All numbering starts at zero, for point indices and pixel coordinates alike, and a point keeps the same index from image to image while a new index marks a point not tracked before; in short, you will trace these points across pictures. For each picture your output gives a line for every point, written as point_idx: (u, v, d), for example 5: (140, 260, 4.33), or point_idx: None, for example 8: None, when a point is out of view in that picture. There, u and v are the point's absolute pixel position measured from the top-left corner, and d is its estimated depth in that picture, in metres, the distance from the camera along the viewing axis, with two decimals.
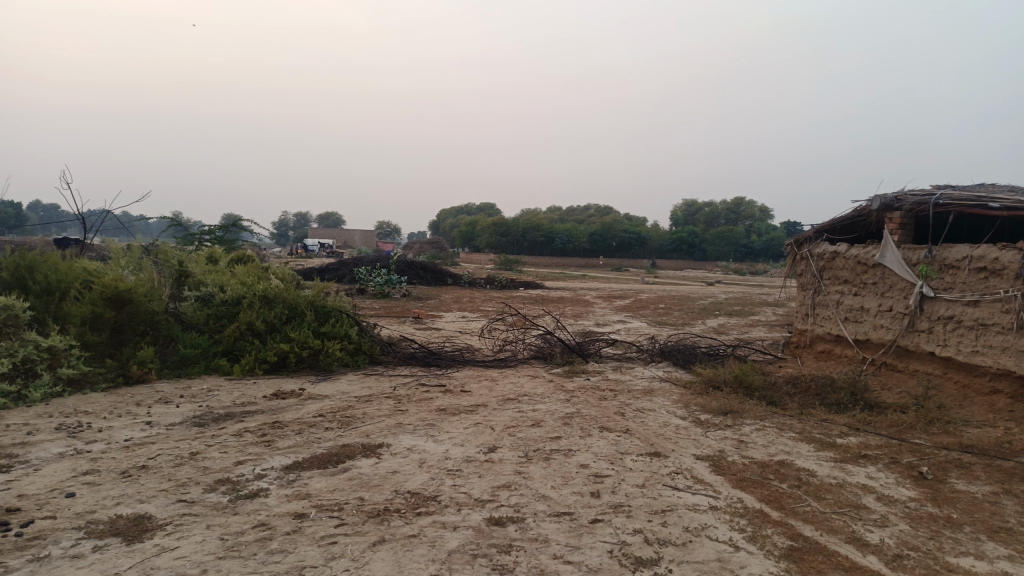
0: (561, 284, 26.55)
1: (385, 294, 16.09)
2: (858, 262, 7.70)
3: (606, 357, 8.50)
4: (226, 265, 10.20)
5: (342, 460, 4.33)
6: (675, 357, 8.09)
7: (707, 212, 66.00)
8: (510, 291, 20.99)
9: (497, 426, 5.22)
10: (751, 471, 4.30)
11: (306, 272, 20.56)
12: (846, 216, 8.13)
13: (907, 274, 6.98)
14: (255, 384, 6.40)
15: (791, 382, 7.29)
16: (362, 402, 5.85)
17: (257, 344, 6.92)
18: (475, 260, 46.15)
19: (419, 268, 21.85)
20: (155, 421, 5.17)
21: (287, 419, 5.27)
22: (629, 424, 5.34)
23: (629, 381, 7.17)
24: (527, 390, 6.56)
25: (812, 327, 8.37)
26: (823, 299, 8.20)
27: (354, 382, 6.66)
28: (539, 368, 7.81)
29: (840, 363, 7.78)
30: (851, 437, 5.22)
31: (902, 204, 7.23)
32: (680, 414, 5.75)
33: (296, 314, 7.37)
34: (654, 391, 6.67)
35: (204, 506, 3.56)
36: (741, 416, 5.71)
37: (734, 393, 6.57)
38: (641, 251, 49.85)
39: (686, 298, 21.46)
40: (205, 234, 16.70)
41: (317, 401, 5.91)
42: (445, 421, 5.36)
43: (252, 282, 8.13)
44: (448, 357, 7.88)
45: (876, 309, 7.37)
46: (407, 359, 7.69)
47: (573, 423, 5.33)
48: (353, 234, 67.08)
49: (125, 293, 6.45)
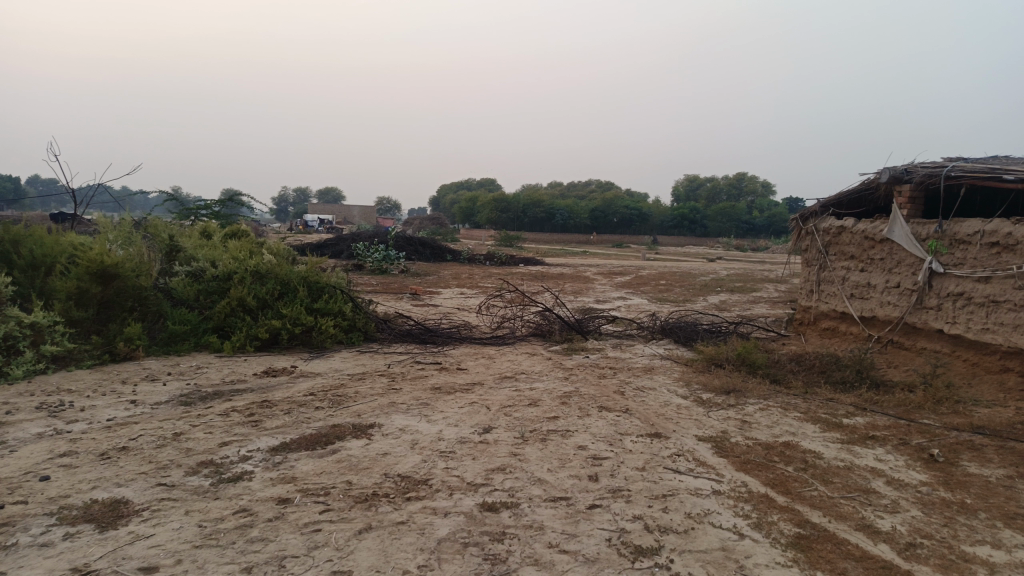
0: (561, 260, 26.32)
1: (382, 270, 15.88)
2: (865, 237, 7.49)
3: (606, 334, 8.33)
4: (219, 240, 9.99)
5: (331, 441, 4.17)
6: (677, 335, 7.92)
7: (709, 188, 65.57)
8: (510, 267, 20.80)
9: (493, 405, 5.05)
10: (756, 453, 4.14)
11: (304, 247, 20.34)
12: (853, 190, 7.90)
13: (916, 250, 6.78)
14: (245, 362, 6.23)
15: (796, 360, 7.13)
16: (355, 380, 5.68)
17: (248, 321, 6.75)
18: (475, 236, 45.88)
19: (418, 244, 21.61)
20: (140, 400, 5.00)
21: (277, 398, 5.10)
22: (629, 404, 5.17)
23: (629, 358, 7.01)
24: (525, 368, 6.39)
25: (816, 304, 8.19)
26: (828, 275, 8.01)
27: (347, 360, 6.49)
28: (538, 345, 7.64)
29: (845, 341, 7.61)
30: (858, 417, 5.06)
31: (912, 177, 6.99)
32: (681, 393, 5.58)
33: (288, 290, 7.18)
34: (655, 369, 6.51)
35: (184, 490, 3.41)
36: (744, 395, 5.54)
37: (737, 372, 6.41)
38: (642, 228, 49.55)
39: (688, 275, 21.25)
40: (201, 209, 16.45)
41: (308, 379, 5.74)
42: (439, 400, 5.20)
43: (244, 257, 7.93)
44: (445, 334, 7.71)
45: (883, 285, 7.18)
46: (403, 336, 7.52)
47: (571, 403, 5.17)
48: (353, 210, 66.64)
49: (112, 267, 6.27)
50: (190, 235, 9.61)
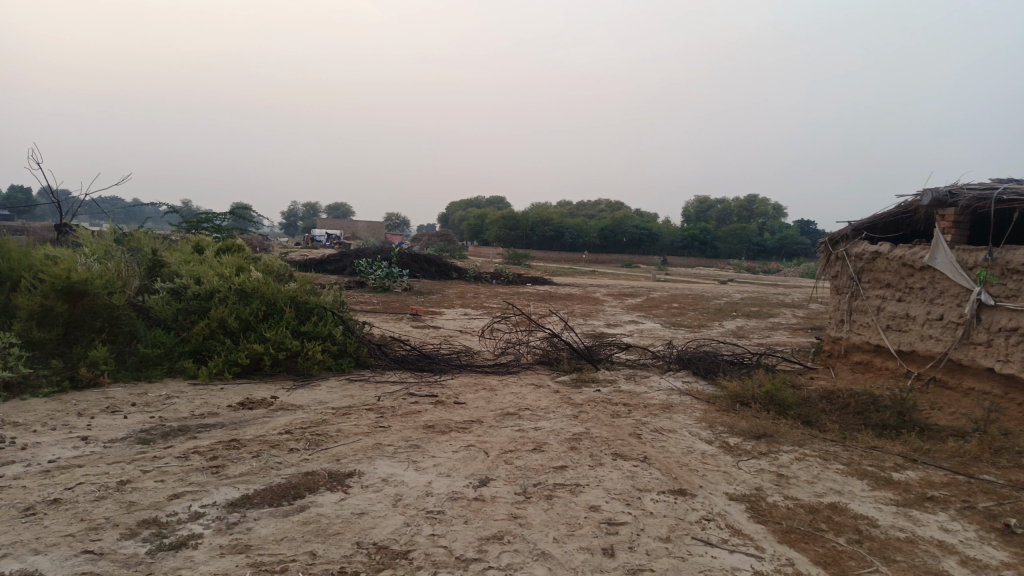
0: (570, 280, 25.67)
1: (385, 287, 15.29)
2: (903, 264, 6.88)
3: (618, 363, 7.72)
4: (209, 255, 9.44)
5: (301, 494, 3.57)
6: (695, 367, 7.30)
7: (719, 209, 65.04)
8: (517, 287, 20.24)
9: (492, 450, 4.45)
10: (799, 520, 3.51)
11: (305, 262, 19.79)
12: (889, 213, 7.29)
13: (963, 280, 6.16)
14: (221, 391, 5.65)
15: (827, 399, 6.50)
16: (340, 415, 5.08)
17: (228, 344, 6.18)
18: (483, 254, 45.37)
19: (422, 261, 21.05)
20: (93, 436, 4.42)
21: (247, 436, 4.51)
22: (647, 451, 4.56)
23: (644, 393, 6.39)
24: (529, 403, 5.79)
25: (846, 335, 7.56)
26: (861, 304, 7.39)
27: (334, 390, 5.90)
28: (544, 376, 7.04)
29: (881, 377, 6.98)
30: (909, 471, 4.43)
31: (958, 200, 6.38)
32: (705, 439, 4.96)
33: (274, 311, 6.60)
34: (673, 406, 5.89)
35: (111, 561, 2.81)
36: (777, 442, 4.92)
37: (765, 412, 5.78)
38: (652, 248, 48.91)
39: (700, 298, 20.58)
40: (201, 223, 15.94)
41: (287, 413, 5.15)
42: (432, 441, 4.60)
43: (230, 274, 7.36)
44: (444, 361, 7.12)
45: (924, 317, 6.56)
46: (398, 363, 6.94)
47: (582, 448, 4.56)
48: (360, 226, 66.36)
49: (80, 284, 5.71)
50: (179, 251, 9.09)
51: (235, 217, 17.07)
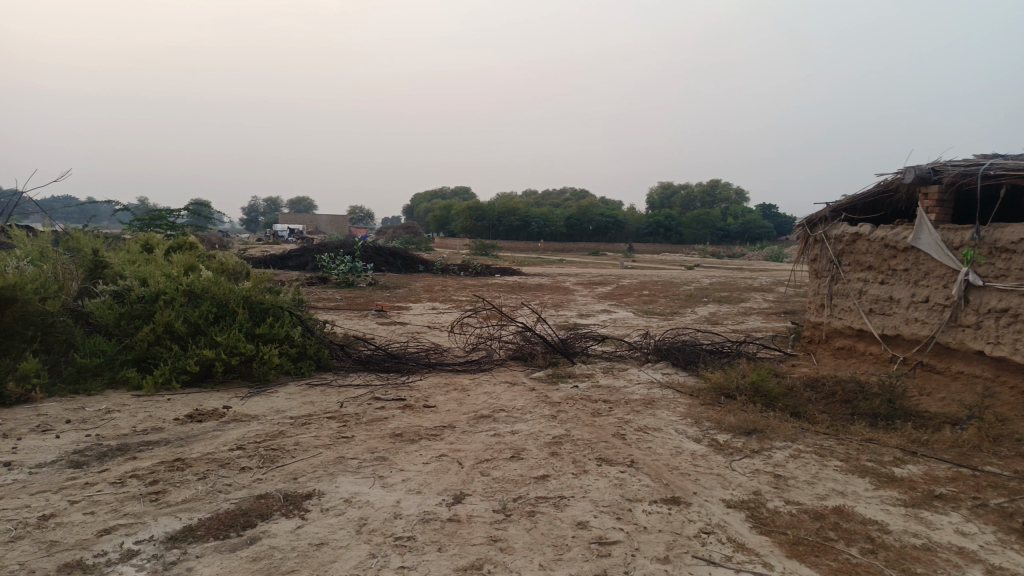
0: (539, 270, 25.33)
1: (349, 283, 14.77)
2: (885, 245, 6.65)
3: (594, 356, 7.39)
4: (159, 254, 8.85)
5: (252, 523, 3.16)
6: (675, 358, 7.01)
7: (683, 195, 65.30)
8: (484, 278, 19.86)
9: (467, 459, 4.08)
10: (805, 528, 3.21)
11: (266, 258, 19.14)
12: (869, 193, 7.06)
13: (949, 260, 5.94)
14: (168, 403, 5.19)
15: (812, 388, 6.26)
16: (298, 425, 4.66)
17: (176, 350, 5.70)
18: (450, 245, 44.86)
19: (387, 255, 20.51)
20: (17, 460, 3.93)
21: (194, 454, 4.07)
22: (633, 454, 4.23)
23: (624, 388, 6.07)
24: (504, 403, 5.43)
25: (827, 320, 7.33)
26: (841, 287, 7.15)
27: (293, 397, 5.47)
28: (518, 372, 6.67)
29: (864, 362, 6.77)
30: (911, 466, 4.17)
31: (942, 177, 6.16)
32: (693, 437, 4.65)
33: (226, 313, 6.11)
34: (655, 402, 5.57)
35: None
36: (768, 437, 4.63)
37: (752, 404, 5.50)
38: (618, 235, 48.85)
39: (670, 284, 20.41)
40: (154, 220, 15.19)
41: (240, 426, 4.71)
42: (400, 452, 4.21)
43: (179, 274, 6.85)
44: (412, 360, 6.72)
45: (909, 300, 6.34)
46: (361, 364, 6.51)
47: (564, 453, 4.21)
48: (322, 219, 65.29)
49: (7, 290, 5.18)
50: (125, 250, 8.51)
51: (193, 214, 16.30)
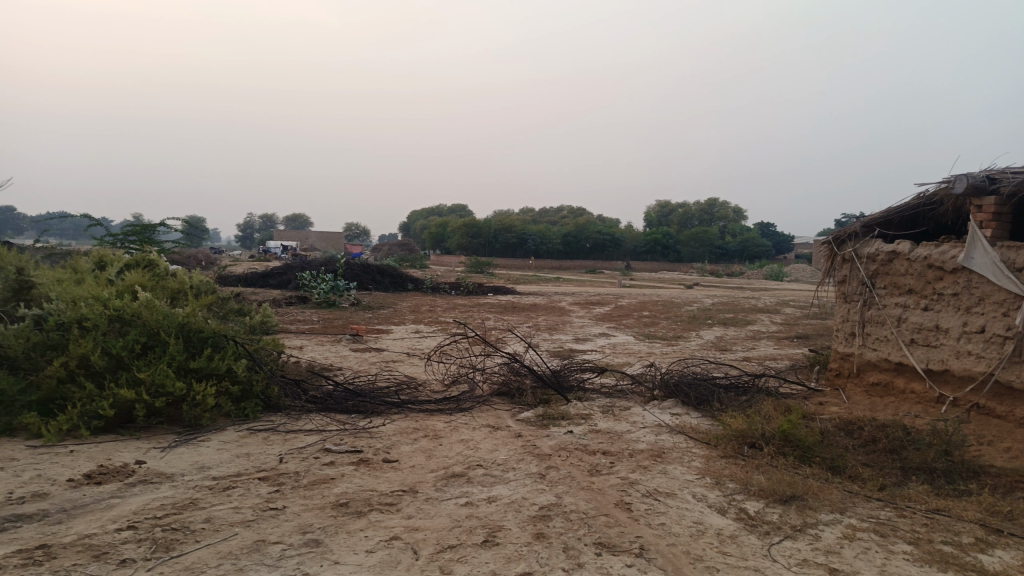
0: (534, 289, 24.47)
1: (329, 302, 13.81)
2: (929, 265, 5.74)
3: (591, 392, 6.44)
4: (108, 271, 7.90)
5: None
6: (685, 397, 6.05)
7: (681, 213, 64.65)
8: (476, 297, 18.93)
9: (426, 545, 3.12)
10: None
11: (248, 276, 18.21)
12: (907, 206, 6.16)
13: (1009, 283, 5.03)
14: (68, 457, 4.22)
15: (847, 433, 5.30)
16: (220, 493, 3.69)
17: (89, 390, 4.75)
18: (446, 262, 44.07)
19: (374, 272, 19.55)
20: None
21: (67, 539, 3.10)
22: (642, 535, 3.27)
23: (627, 434, 5.10)
24: (481, 457, 4.46)
25: (858, 352, 6.38)
26: (876, 314, 6.22)
27: (225, 450, 4.51)
28: (503, 412, 5.71)
29: (905, 402, 5.82)
30: (1003, 553, 3.20)
31: (1001, 187, 5.26)
32: (717, 507, 3.69)
33: (156, 342, 5.15)
34: (665, 454, 4.61)
35: None
36: (811, 508, 3.67)
37: (782, 458, 4.54)
38: (616, 253, 47.98)
39: (671, 305, 19.46)
40: (127, 236, 14.19)
41: (148, 493, 3.74)
42: (340, 533, 3.25)
43: (112, 294, 5.90)
44: (379, 397, 5.76)
45: (960, 330, 5.42)
46: (318, 404, 5.55)
47: (553, 534, 3.24)
48: (312, 235, 64.53)
49: None
50: (66, 270, 7.56)
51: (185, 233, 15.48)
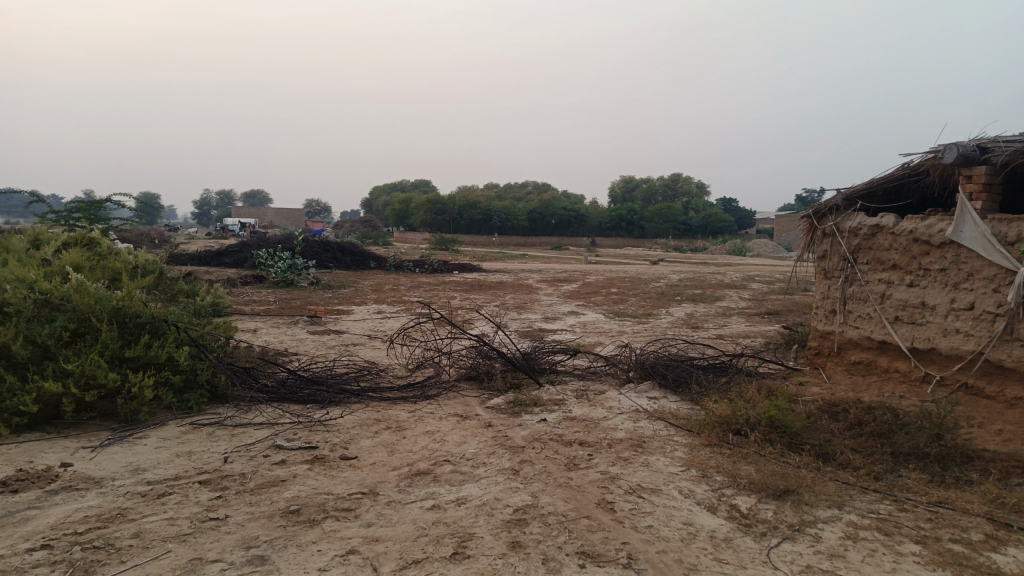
0: (499, 266, 24.10)
1: (287, 282, 13.26)
2: (915, 239, 5.50)
3: (564, 375, 6.11)
4: (43, 250, 7.30)
5: None
6: (662, 379, 5.76)
7: (646, 189, 64.64)
8: (441, 275, 18.48)
9: (387, 560, 2.75)
10: None
11: (202, 254, 17.48)
12: (891, 177, 5.90)
13: (1001, 258, 4.80)
14: None
15: (833, 416, 5.06)
16: (153, 502, 3.26)
17: (9, 384, 4.24)
18: (409, 239, 43.43)
19: (335, 249, 18.95)
20: None
21: None
22: (628, 541, 2.95)
23: (604, 421, 4.78)
24: (449, 451, 4.10)
25: (839, 330, 6.15)
26: (858, 290, 5.98)
27: (163, 449, 4.06)
28: (471, 399, 5.36)
29: (889, 382, 5.61)
30: (1017, 552, 2.95)
31: (993, 156, 5.02)
32: (707, 504, 3.39)
33: (87, 328, 4.66)
34: (646, 444, 4.30)
35: None
36: (807, 504, 3.38)
37: (770, 445, 4.27)
38: (581, 230, 47.75)
39: (638, 281, 19.26)
40: (71, 214, 13.39)
41: (70, 502, 3.30)
42: (289, 547, 2.86)
43: (40, 276, 5.35)
44: (337, 385, 5.36)
45: (947, 307, 5.20)
46: (270, 393, 5.12)
47: (531, 543, 2.90)
48: (272, 212, 63.07)
49: None
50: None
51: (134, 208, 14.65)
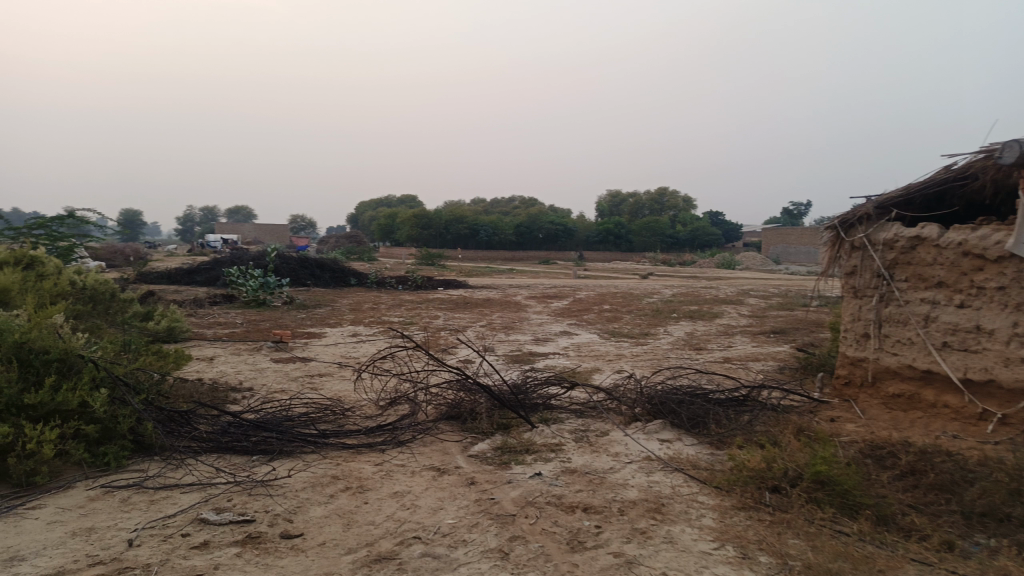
0: (485, 282, 23.30)
1: (258, 301, 12.37)
2: (965, 253, 4.75)
3: (559, 412, 5.29)
4: None
5: None
6: (674, 418, 4.95)
7: (634, 202, 64.19)
8: (424, 292, 17.63)
9: None
10: None
11: (173, 272, 16.54)
12: (932, 181, 5.16)
13: None
14: None
15: (880, 463, 4.26)
16: None
17: None
18: (394, 255, 42.57)
19: (313, 267, 18.11)
20: None
21: None
22: None
23: (612, 474, 3.97)
24: (421, 523, 3.26)
25: (873, 356, 5.36)
26: (895, 311, 5.20)
27: (58, 526, 3.19)
28: (452, 445, 4.53)
29: (937, 418, 4.83)
30: None
31: None
32: None
33: None
34: (666, 508, 3.48)
35: None
36: None
37: (820, 507, 3.46)
38: (568, 244, 47.03)
39: (631, 296, 18.52)
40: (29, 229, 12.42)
41: None
42: None
43: None
44: (292, 431, 4.50)
45: (1009, 332, 4.45)
46: (209, 444, 4.25)
47: None
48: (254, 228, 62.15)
49: None
50: None
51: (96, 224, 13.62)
